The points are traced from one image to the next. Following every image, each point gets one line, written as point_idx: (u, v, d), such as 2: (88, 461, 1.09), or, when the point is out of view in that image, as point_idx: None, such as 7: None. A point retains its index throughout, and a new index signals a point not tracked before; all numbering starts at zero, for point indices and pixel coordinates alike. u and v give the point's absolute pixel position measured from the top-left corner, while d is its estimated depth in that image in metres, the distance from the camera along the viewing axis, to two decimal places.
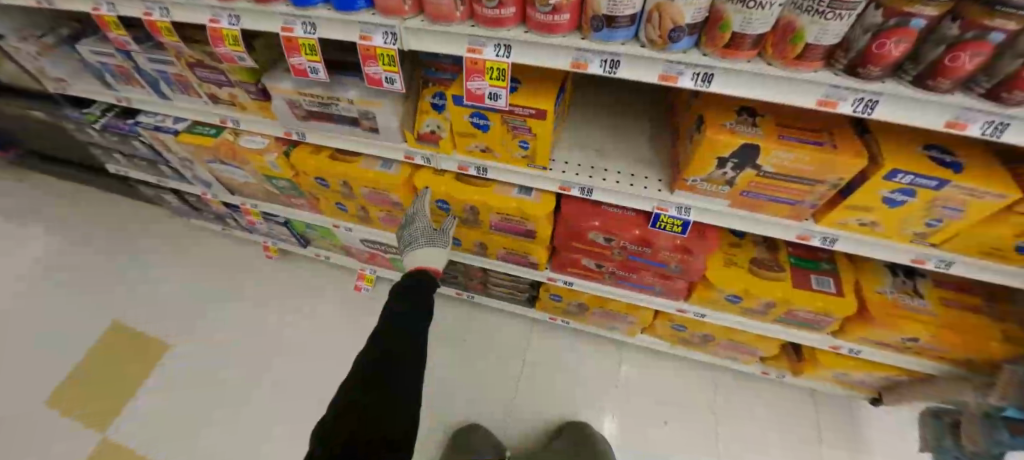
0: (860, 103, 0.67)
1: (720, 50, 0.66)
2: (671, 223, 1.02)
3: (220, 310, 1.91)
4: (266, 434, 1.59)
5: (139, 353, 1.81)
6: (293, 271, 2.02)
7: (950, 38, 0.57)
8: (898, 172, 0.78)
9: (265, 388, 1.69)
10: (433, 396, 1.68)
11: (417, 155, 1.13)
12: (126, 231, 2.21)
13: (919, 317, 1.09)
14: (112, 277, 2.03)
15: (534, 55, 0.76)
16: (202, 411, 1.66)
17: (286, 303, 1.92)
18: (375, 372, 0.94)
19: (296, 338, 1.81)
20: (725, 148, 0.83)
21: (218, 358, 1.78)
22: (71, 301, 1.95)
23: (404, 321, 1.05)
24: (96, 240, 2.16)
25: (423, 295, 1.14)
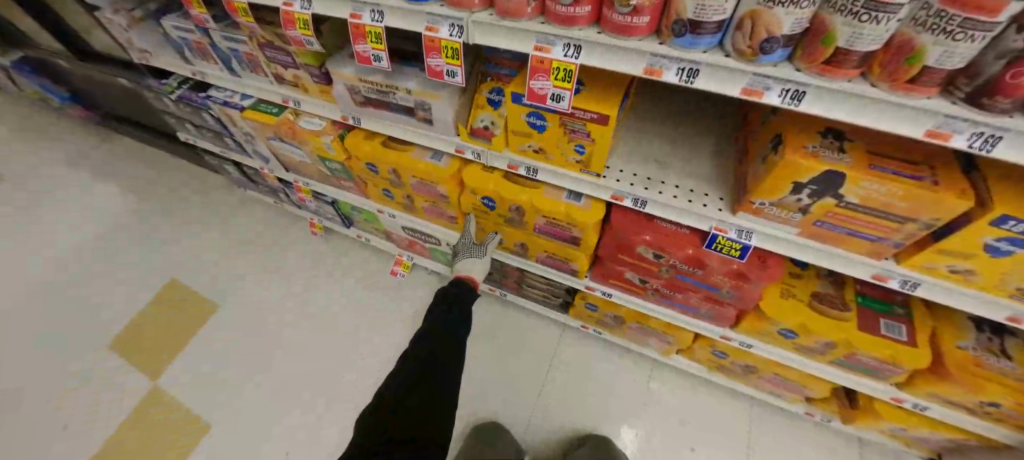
0: (977, 138, 0.59)
1: (819, 66, 0.60)
2: (729, 246, 0.95)
3: (267, 284, 2.00)
4: (266, 434, 1.61)
5: (144, 349, 1.82)
6: (335, 250, 2.08)
7: (1013, 51, 0.50)
8: (1010, 218, 0.69)
9: (264, 388, 1.71)
10: (473, 396, 1.67)
11: (468, 149, 1.12)
12: (157, 211, 2.29)
13: (1005, 380, 0.96)
14: (135, 263, 2.09)
15: (604, 56, 0.72)
16: (202, 411, 1.67)
17: (301, 291, 1.96)
18: (424, 370, 0.98)
19: (296, 338, 1.83)
20: (804, 173, 0.76)
21: (217, 358, 1.80)
22: (121, 271, 2.06)
23: (448, 326, 1.13)
24: (129, 222, 2.25)
25: (464, 300, 1.24)
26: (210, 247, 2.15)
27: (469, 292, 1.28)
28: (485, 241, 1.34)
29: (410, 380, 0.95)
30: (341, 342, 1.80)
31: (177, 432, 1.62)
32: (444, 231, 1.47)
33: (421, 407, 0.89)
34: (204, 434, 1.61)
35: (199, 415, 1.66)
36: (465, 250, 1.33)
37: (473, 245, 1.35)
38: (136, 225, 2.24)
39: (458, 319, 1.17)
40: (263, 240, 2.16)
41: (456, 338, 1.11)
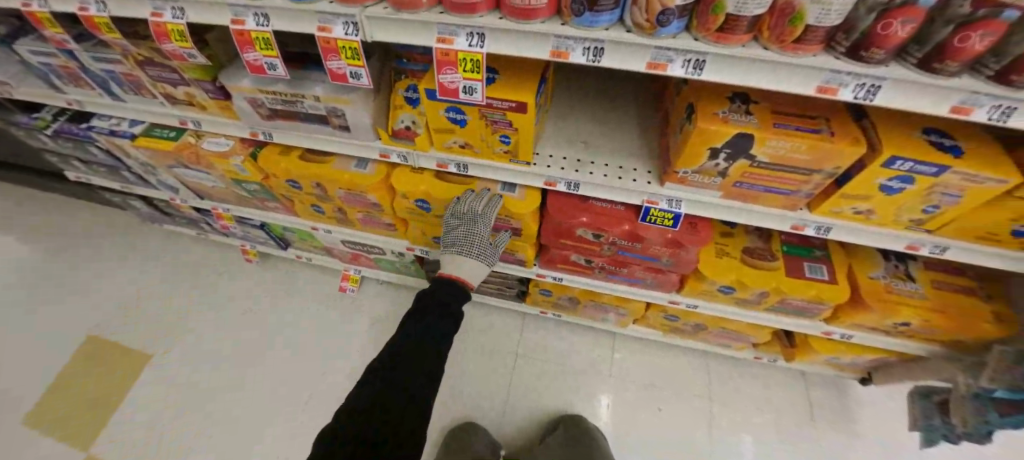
0: (860, 89, 0.63)
1: (713, 34, 0.61)
2: (662, 216, 0.97)
3: (235, 306, 1.83)
4: (264, 432, 1.53)
5: (147, 346, 1.72)
6: (271, 275, 1.91)
7: (882, 5, 0.54)
8: (898, 159, 0.75)
9: (265, 385, 1.63)
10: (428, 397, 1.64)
11: (393, 152, 1.06)
12: (63, 250, 1.99)
13: (912, 301, 1.07)
14: (62, 290, 1.86)
15: (509, 43, 0.69)
16: (197, 403, 1.60)
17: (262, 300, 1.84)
18: (386, 380, 0.84)
19: (297, 338, 1.73)
20: (717, 139, 0.79)
21: (216, 358, 1.70)
22: (118, 269, 1.93)
23: (428, 328, 0.94)
24: (39, 254, 1.97)
25: (449, 302, 1.00)
26: (130, 285, 1.89)
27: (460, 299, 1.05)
28: (497, 239, 1.10)
29: (369, 393, 0.82)
30: (336, 342, 1.71)
31: (176, 432, 1.54)
32: (389, 240, 1.35)
33: (386, 418, 0.78)
34: (203, 435, 1.53)
35: (201, 413, 1.58)
36: (470, 249, 1.03)
37: (485, 244, 1.06)
38: (105, 247, 2.00)
39: (445, 323, 0.97)
40: (223, 264, 1.94)
41: (439, 347, 0.93)
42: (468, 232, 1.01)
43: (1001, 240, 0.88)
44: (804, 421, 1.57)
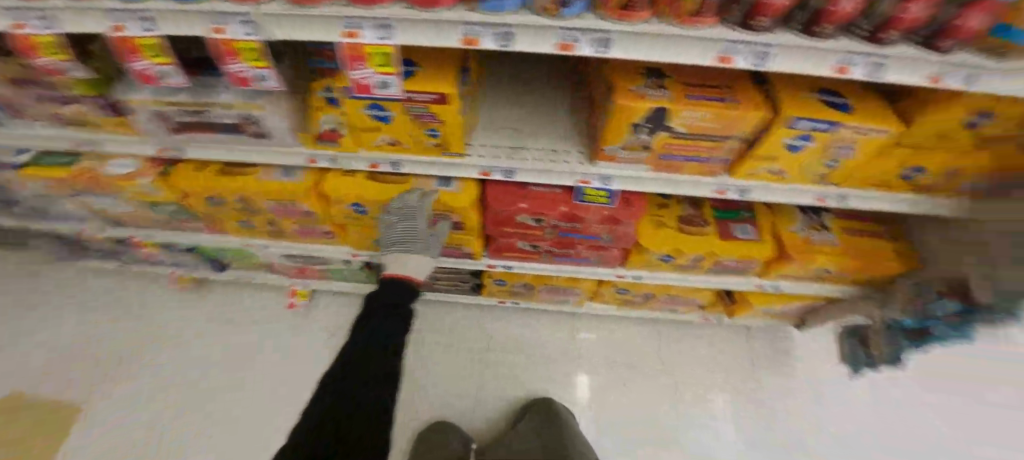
0: (754, 56, 0.67)
1: (616, 12, 0.63)
2: (596, 195, 1.01)
3: (166, 340, 1.66)
4: (266, 433, 1.48)
5: (139, 348, 1.64)
6: (201, 304, 1.72)
7: None
8: (798, 119, 0.81)
9: (264, 386, 1.57)
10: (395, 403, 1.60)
11: (320, 157, 1.01)
12: None
13: (830, 249, 1.16)
14: None
15: (420, 33, 0.67)
16: (195, 403, 1.53)
17: (196, 329, 1.67)
18: (332, 393, 0.68)
19: (296, 336, 1.66)
20: (636, 115, 0.82)
21: (213, 358, 1.62)
22: (65, 286, 1.75)
23: (377, 330, 0.80)
24: None
25: (394, 302, 0.87)
26: (37, 332, 1.66)
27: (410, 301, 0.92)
28: (437, 229, 1.06)
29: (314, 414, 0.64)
30: (334, 343, 1.65)
31: (176, 432, 1.48)
32: (330, 248, 1.28)
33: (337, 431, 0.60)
34: (203, 434, 1.48)
35: (201, 413, 1.52)
36: (408, 242, 1.00)
37: (425, 233, 1.03)
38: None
39: (394, 322, 0.84)
40: (144, 301, 1.73)
41: (389, 345, 0.78)
42: (403, 222, 1.01)
43: (891, 185, 0.99)
44: (751, 370, 1.70)
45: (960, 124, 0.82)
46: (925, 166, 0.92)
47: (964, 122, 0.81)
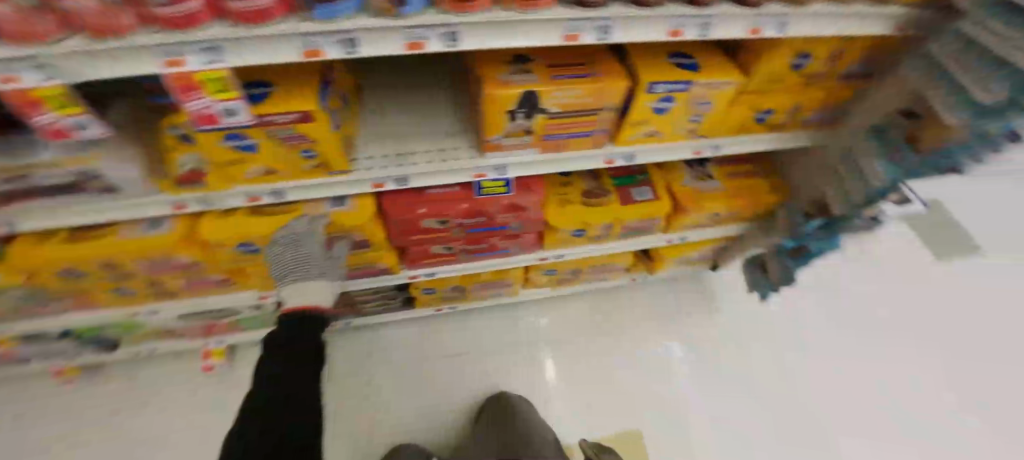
0: (598, 30, 0.71)
1: (454, 3, 0.62)
2: (494, 186, 1.02)
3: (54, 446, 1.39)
4: None
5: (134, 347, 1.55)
6: (95, 392, 1.47)
7: None
8: (655, 83, 0.88)
9: None
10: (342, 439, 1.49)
11: (188, 201, 0.91)
12: None
13: (718, 195, 1.28)
14: None
15: (257, 50, 0.63)
16: (209, 398, 1.49)
17: (93, 423, 1.43)
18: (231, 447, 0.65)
19: None
20: (508, 102, 0.83)
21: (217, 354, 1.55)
22: None
23: (258, 375, 0.80)
24: None
25: (275, 342, 0.87)
26: None
27: (302, 332, 0.91)
28: (334, 252, 1.02)
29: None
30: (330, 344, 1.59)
31: (184, 428, 1.45)
32: (231, 296, 1.17)
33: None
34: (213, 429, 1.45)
35: (213, 406, 1.48)
36: (304, 273, 0.95)
37: (323, 259, 0.98)
38: None
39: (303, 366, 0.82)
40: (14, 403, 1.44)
41: (294, 390, 0.76)
42: (296, 252, 0.94)
43: (751, 128, 1.11)
44: (683, 316, 1.79)
45: (787, 66, 0.93)
46: (772, 107, 1.04)
47: (790, 64, 0.93)
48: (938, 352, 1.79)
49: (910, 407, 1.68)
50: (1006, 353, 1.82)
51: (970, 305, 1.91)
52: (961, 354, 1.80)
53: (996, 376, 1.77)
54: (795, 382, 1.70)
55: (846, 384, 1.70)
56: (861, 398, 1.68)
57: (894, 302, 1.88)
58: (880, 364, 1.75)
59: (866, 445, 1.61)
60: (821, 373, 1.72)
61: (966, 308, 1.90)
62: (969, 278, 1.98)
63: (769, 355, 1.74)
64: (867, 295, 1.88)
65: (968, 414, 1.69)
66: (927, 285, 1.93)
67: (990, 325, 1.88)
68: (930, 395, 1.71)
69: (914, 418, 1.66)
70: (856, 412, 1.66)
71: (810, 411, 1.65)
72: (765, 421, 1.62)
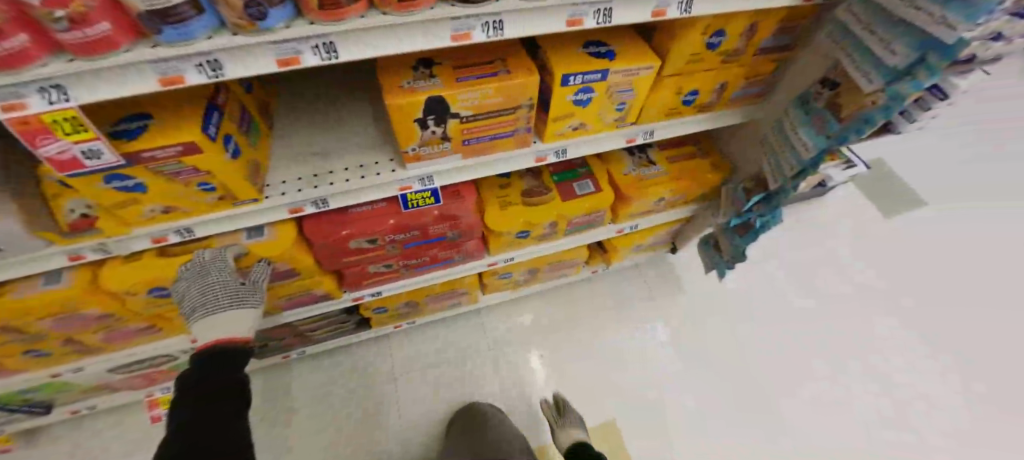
0: (487, 27, 0.69)
1: (320, 13, 0.59)
2: (421, 198, 0.97)
3: None
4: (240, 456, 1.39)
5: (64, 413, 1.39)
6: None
7: None
8: (569, 76, 0.85)
9: None
10: None
11: (85, 250, 0.84)
12: None
13: (660, 179, 1.27)
14: None
15: (109, 83, 0.58)
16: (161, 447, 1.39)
17: None
18: None
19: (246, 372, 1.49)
20: (415, 109, 0.79)
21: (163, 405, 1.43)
22: None
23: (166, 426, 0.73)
24: None
25: (183, 386, 0.79)
26: None
27: (216, 369, 0.83)
28: (252, 276, 0.93)
29: None
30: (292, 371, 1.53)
31: None
32: (159, 345, 1.09)
33: None
34: None
35: None
36: (215, 305, 0.87)
37: (235, 284, 0.89)
38: None
39: (219, 405, 0.77)
40: None
41: (207, 437, 0.70)
42: (200, 281, 0.86)
43: (680, 110, 1.09)
44: (648, 298, 1.78)
45: (703, 46, 0.92)
46: (696, 88, 1.03)
47: (705, 43, 0.91)
48: (884, 302, 1.81)
49: (865, 358, 1.68)
50: (956, 296, 1.85)
51: (916, 254, 1.95)
52: (913, 303, 1.82)
53: (948, 319, 1.79)
54: (746, 354, 1.68)
55: (788, 350, 1.69)
56: (815, 356, 1.68)
57: (846, 263, 1.89)
58: (832, 321, 1.76)
59: (825, 403, 1.60)
60: (775, 338, 1.71)
61: (914, 258, 1.93)
62: (914, 229, 2.02)
63: (723, 328, 1.73)
64: (816, 260, 1.90)
65: (922, 358, 1.70)
66: (874, 242, 1.96)
67: (942, 274, 1.90)
68: (875, 345, 1.71)
69: (870, 369, 1.66)
70: (812, 370, 1.66)
71: (767, 378, 1.63)
72: (725, 393, 1.60)
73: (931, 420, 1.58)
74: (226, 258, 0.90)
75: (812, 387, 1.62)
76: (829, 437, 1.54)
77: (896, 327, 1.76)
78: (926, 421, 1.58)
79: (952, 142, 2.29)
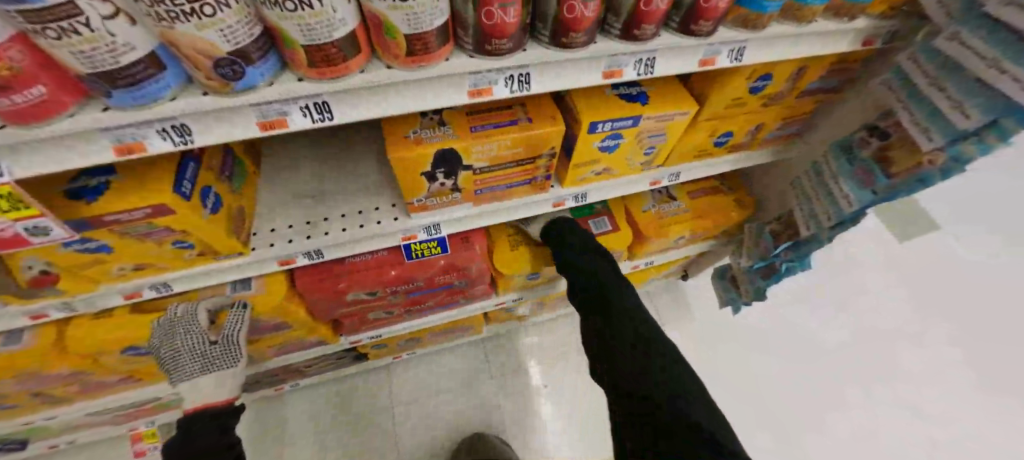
0: (512, 81, 0.60)
1: (312, 70, 0.49)
2: (426, 247, 0.88)
3: None
4: None
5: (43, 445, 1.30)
6: None
7: None
8: (597, 123, 0.75)
9: None
10: None
11: (49, 308, 0.73)
12: None
13: (684, 217, 1.17)
14: None
15: (55, 152, 0.48)
16: None
17: None
18: None
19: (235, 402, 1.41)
20: (423, 163, 0.69)
21: None
22: None
23: None
24: None
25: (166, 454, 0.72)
26: None
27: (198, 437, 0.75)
28: (227, 329, 0.81)
29: None
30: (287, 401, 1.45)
31: None
32: (140, 392, 1.00)
33: None
34: None
35: None
36: (187, 369, 0.79)
37: (206, 342, 0.79)
38: None
39: None
40: None
41: None
42: (167, 347, 0.76)
43: (711, 151, 0.99)
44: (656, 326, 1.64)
45: (745, 90, 0.82)
46: (731, 130, 0.94)
47: (748, 87, 0.82)
48: (914, 326, 1.68)
49: (894, 385, 1.55)
50: (1001, 331, 1.70)
51: (952, 279, 1.80)
52: (950, 331, 1.67)
53: (999, 359, 1.64)
54: (760, 385, 1.54)
55: (813, 383, 1.54)
56: (849, 387, 1.55)
57: (878, 294, 1.74)
58: (859, 352, 1.61)
59: (858, 441, 1.46)
60: (801, 374, 1.56)
61: (949, 286, 1.78)
62: (953, 255, 1.87)
63: (736, 357, 1.58)
64: (847, 291, 1.74)
65: (964, 387, 1.57)
66: (914, 273, 1.80)
67: (993, 312, 1.75)
68: (912, 379, 1.57)
69: (900, 397, 1.53)
70: (845, 401, 1.52)
71: (790, 410, 1.49)
72: (740, 415, 1.48)
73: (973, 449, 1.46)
74: (193, 314, 0.78)
75: (843, 422, 1.49)
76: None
77: (925, 355, 1.62)
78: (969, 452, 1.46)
79: (998, 175, 2.13)
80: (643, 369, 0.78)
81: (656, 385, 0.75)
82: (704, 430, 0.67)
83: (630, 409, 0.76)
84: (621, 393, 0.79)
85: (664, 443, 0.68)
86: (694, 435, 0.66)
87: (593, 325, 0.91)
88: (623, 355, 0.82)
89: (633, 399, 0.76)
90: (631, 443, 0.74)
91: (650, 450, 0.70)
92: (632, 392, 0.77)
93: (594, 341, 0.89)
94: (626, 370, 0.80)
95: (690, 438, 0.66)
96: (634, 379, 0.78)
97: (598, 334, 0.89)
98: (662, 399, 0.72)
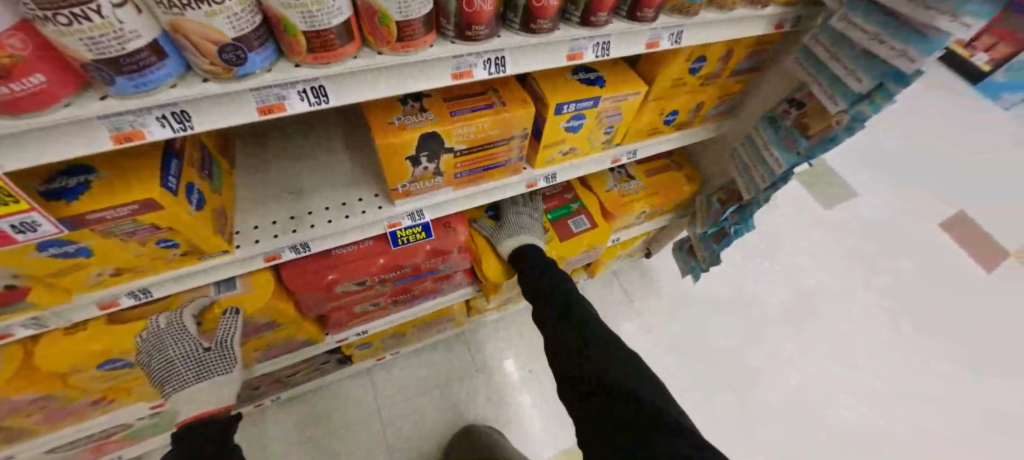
0: (489, 64, 0.67)
1: (310, 56, 0.54)
2: (410, 233, 0.91)
3: None
4: None
5: None
6: None
7: None
8: (563, 104, 0.83)
9: None
10: None
11: (14, 326, 0.69)
12: None
13: (641, 194, 1.29)
14: None
15: (54, 145, 0.49)
16: None
17: None
18: None
19: None
20: (408, 148, 0.74)
21: None
22: None
23: None
24: None
25: None
26: None
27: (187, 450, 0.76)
28: (219, 336, 0.81)
29: None
30: (267, 416, 1.40)
31: None
32: (114, 415, 0.95)
33: None
34: None
35: None
36: (180, 378, 0.79)
37: (199, 350, 0.80)
38: None
39: None
40: None
41: None
42: (158, 356, 0.76)
43: (660, 129, 1.11)
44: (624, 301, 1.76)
45: (685, 71, 0.95)
46: (676, 109, 1.06)
47: (687, 69, 0.94)
48: (847, 283, 1.91)
49: (836, 345, 1.74)
50: (921, 281, 1.96)
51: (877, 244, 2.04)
52: (874, 287, 1.91)
53: (918, 309, 1.87)
54: (726, 362, 1.66)
55: (767, 346, 1.71)
56: (798, 347, 1.72)
57: (817, 258, 1.96)
58: (805, 315, 1.80)
59: (794, 397, 1.61)
60: (757, 337, 1.73)
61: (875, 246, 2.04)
62: (874, 222, 2.12)
63: (699, 323, 1.74)
64: (791, 256, 1.95)
65: (896, 338, 1.79)
66: (837, 238, 2.04)
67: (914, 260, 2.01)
68: (847, 333, 1.77)
69: (837, 355, 1.71)
70: (791, 358, 1.69)
71: (747, 373, 1.64)
72: (708, 382, 1.61)
73: (899, 394, 1.66)
74: (183, 322, 0.78)
75: (796, 381, 1.64)
76: (807, 429, 1.56)
77: (863, 314, 1.83)
78: (898, 398, 1.65)
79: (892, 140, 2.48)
80: (605, 366, 0.76)
81: (620, 378, 0.73)
82: (661, 417, 0.64)
83: (591, 407, 0.73)
84: (582, 390, 0.77)
85: (623, 436, 0.64)
86: (652, 423, 0.64)
87: (560, 333, 0.91)
88: (589, 355, 0.80)
89: (594, 394, 0.74)
90: (587, 439, 0.70)
91: (608, 446, 0.65)
92: (594, 388, 0.74)
93: (559, 350, 0.88)
94: (590, 369, 0.77)
95: (648, 427, 0.63)
96: (597, 376, 0.75)
97: (564, 342, 0.88)
98: (626, 392, 0.70)
